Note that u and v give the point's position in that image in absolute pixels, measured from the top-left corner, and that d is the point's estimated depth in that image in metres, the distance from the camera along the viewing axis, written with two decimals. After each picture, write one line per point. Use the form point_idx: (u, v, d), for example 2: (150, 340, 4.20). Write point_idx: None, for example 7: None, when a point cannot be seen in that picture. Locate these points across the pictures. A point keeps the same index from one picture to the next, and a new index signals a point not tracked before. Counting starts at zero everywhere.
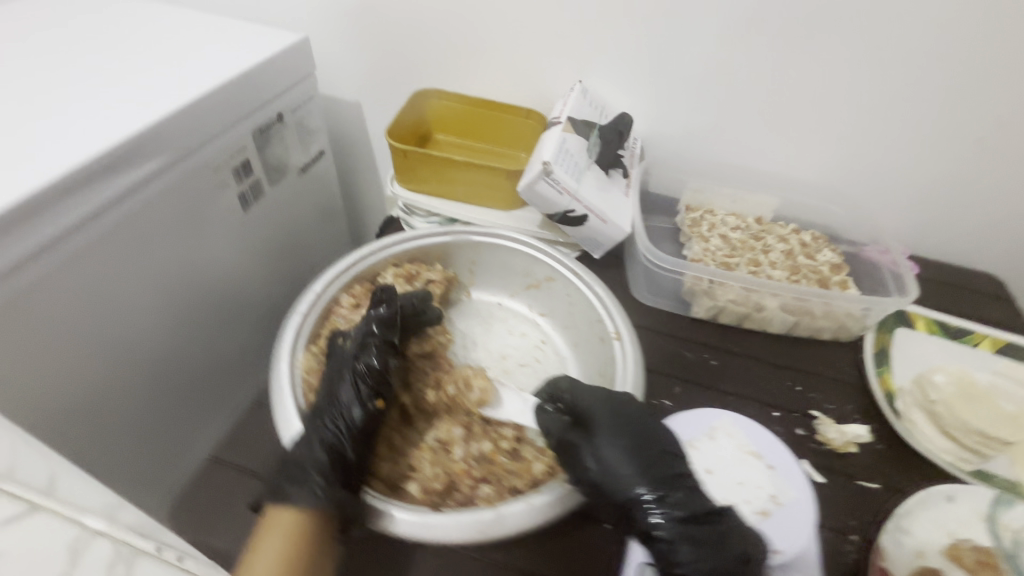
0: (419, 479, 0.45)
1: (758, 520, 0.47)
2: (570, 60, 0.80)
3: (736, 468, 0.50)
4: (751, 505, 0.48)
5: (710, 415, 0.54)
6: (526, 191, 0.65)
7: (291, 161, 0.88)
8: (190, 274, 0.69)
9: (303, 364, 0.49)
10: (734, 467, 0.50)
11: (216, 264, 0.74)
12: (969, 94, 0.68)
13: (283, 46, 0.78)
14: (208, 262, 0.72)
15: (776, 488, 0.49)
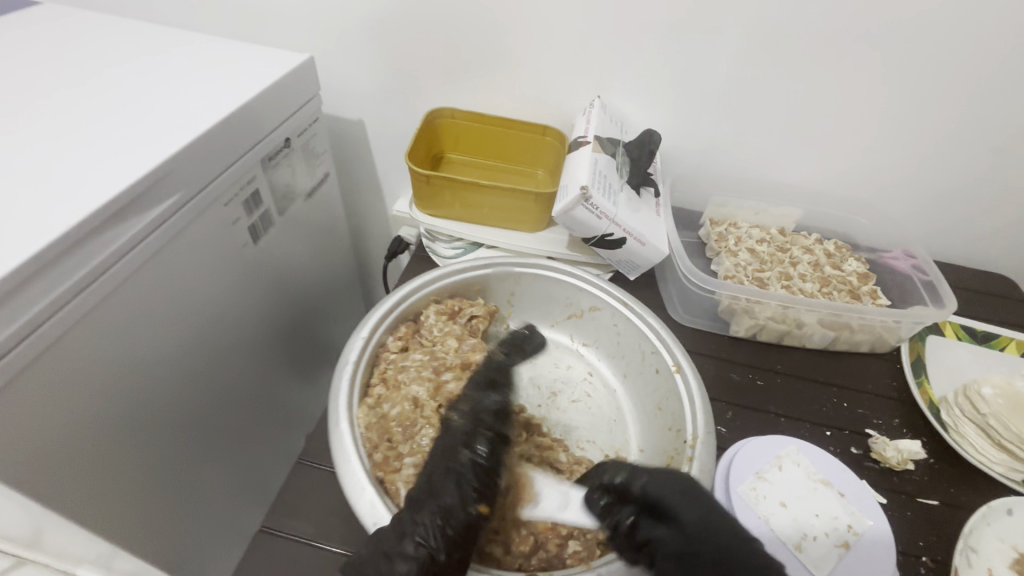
0: (503, 540, 0.43)
1: (841, 554, 0.46)
2: (589, 77, 0.78)
3: (810, 499, 0.49)
4: (831, 537, 0.47)
5: (776, 444, 0.53)
6: (562, 216, 0.63)
7: (298, 187, 0.84)
8: (200, 314, 0.65)
9: (362, 420, 0.45)
10: (808, 498, 0.49)
11: (228, 301, 0.70)
12: (989, 105, 0.69)
13: (289, 68, 0.74)
14: (219, 299, 0.68)
15: (852, 517, 0.48)
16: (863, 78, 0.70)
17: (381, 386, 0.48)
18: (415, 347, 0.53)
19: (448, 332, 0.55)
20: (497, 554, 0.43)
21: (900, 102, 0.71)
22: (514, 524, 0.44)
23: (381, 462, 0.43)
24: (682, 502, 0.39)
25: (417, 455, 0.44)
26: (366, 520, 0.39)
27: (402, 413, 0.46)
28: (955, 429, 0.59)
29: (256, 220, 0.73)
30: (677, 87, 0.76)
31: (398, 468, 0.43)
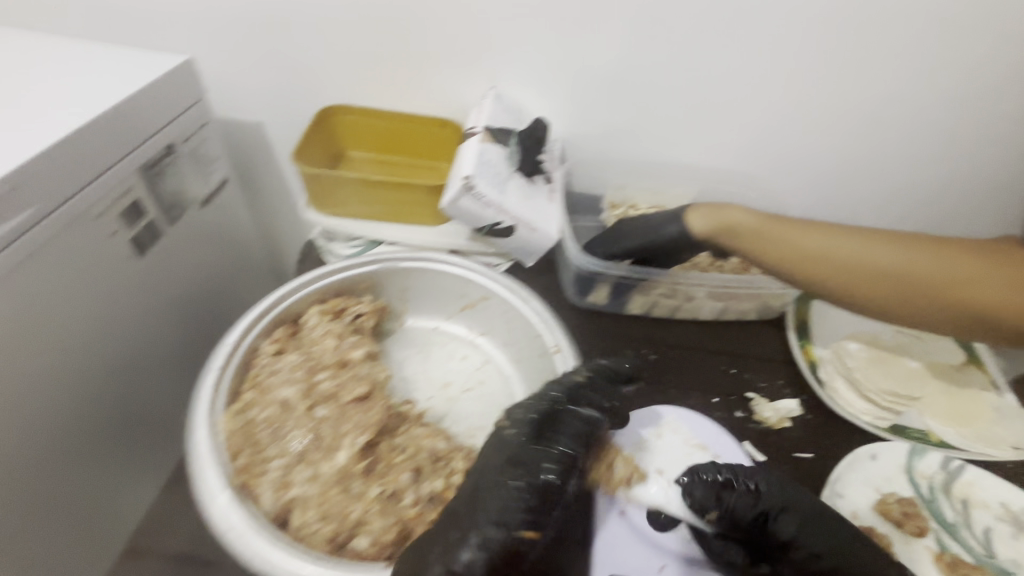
0: (369, 532, 0.40)
1: None
2: (481, 68, 0.79)
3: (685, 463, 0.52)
4: None
5: (658, 413, 0.56)
6: (450, 208, 0.64)
7: (189, 195, 0.81)
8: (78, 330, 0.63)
9: (225, 427, 0.44)
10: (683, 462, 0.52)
11: (113, 314, 0.68)
12: (854, 80, 0.73)
13: (166, 70, 0.70)
14: (100, 312, 0.66)
15: None
16: (738, 58, 0.73)
17: (251, 391, 0.47)
18: (291, 348, 0.52)
19: (328, 331, 0.54)
20: (361, 548, 0.39)
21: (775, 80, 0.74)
22: (379, 514, 0.41)
23: (244, 466, 0.42)
24: (800, 505, 0.47)
25: (285, 457, 0.43)
26: (219, 526, 0.38)
27: (271, 417, 0.46)
28: (828, 385, 0.63)
29: (140, 231, 0.70)
30: (567, 75, 0.77)
31: (263, 472, 0.42)
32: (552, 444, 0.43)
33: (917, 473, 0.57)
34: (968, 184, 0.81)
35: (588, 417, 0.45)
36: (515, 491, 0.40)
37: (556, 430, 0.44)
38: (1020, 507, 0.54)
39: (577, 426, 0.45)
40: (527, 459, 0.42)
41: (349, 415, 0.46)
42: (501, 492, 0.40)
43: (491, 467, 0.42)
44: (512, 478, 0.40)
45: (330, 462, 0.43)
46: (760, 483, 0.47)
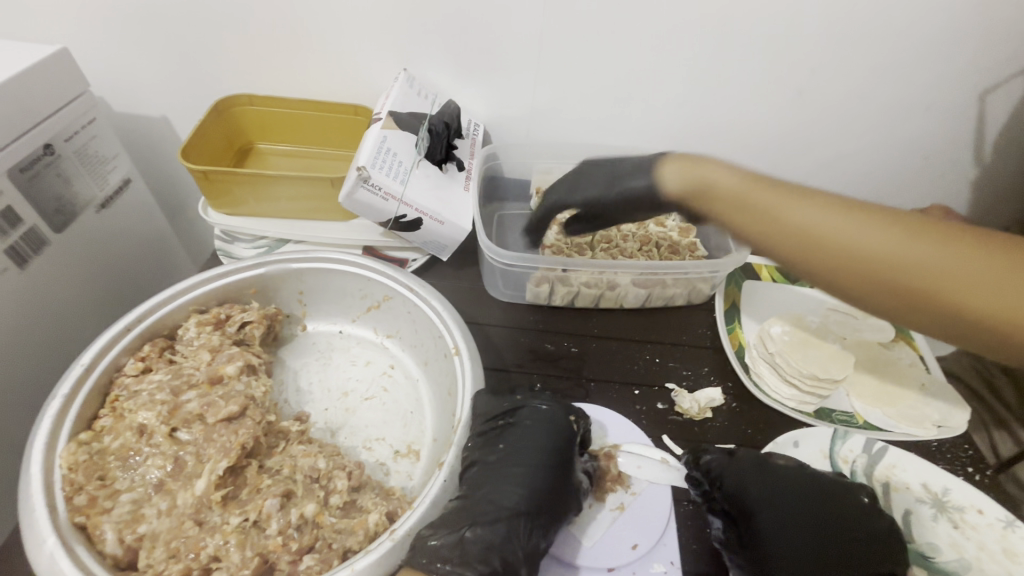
0: (224, 568, 0.37)
1: (615, 516, 0.49)
2: (392, 49, 0.73)
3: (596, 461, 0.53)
4: (609, 501, 0.50)
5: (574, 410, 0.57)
6: (347, 202, 0.59)
7: (81, 198, 0.69)
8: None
9: (64, 462, 0.39)
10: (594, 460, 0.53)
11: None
12: (788, 50, 0.69)
13: (36, 59, 0.60)
14: None
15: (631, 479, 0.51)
16: (667, 29, 0.67)
17: (107, 416, 0.43)
18: (159, 366, 0.47)
19: (204, 344, 0.50)
20: None
21: (707, 53, 0.70)
22: (236, 547, 0.37)
23: (85, 504, 0.37)
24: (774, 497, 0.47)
25: (138, 489, 0.40)
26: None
27: (124, 445, 0.42)
28: (754, 371, 0.62)
29: (18, 240, 0.60)
30: (485, 53, 0.72)
31: (109, 509, 0.38)
32: (517, 448, 0.45)
33: (840, 458, 0.55)
34: (901, 153, 0.79)
35: (557, 417, 0.47)
36: (519, 488, 0.43)
37: (530, 433, 0.46)
38: (941, 488, 0.53)
39: (545, 428, 0.46)
40: (518, 463, 0.44)
41: (215, 437, 0.42)
42: (510, 494, 0.42)
43: (485, 475, 0.44)
44: (480, 495, 0.43)
45: (188, 491, 0.40)
46: (744, 481, 0.48)
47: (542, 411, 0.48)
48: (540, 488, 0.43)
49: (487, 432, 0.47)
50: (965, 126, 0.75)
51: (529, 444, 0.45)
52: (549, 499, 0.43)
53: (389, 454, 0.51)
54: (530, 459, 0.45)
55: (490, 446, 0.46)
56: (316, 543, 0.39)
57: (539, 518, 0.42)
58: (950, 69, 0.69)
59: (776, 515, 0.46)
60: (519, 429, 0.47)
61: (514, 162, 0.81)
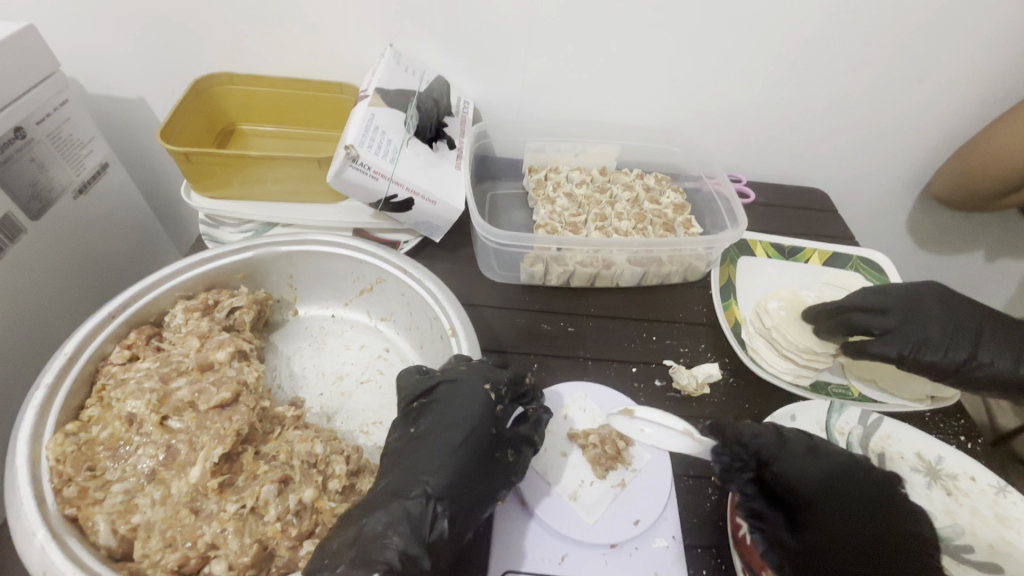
0: (223, 556, 0.36)
1: (616, 493, 0.49)
2: (376, 23, 0.70)
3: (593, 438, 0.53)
4: (609, 479, 0.50)
5: (570, 388, 0.56)
6: (335, 182, 0.57)
7: (57, 184, 0.67)
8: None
9: (51, 453, 0.38)
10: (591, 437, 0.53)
11: None
12: (783, 23, 0.68)
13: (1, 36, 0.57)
14: None
15: (632, 455, 0.51)
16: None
17: (94, 406, 0.42)
18: (147, 354, 0.46)
19: (193, 331, 0.48)
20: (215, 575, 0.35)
21: (702, 25, 0.68)
22: (234, 534, 0.36)
23: (75, 496, 0.36)
24: (835, 495, 0.42)
25: (129, 479, 0.39)
26: (35, 570, 0.33)
27: (114, 435, 0.41)
28: (750, 346, 0.62)
29: None
30: (473, 26, 0.69)
31: (100, 500, 0.37)
32: (432, 429, 0.41)
33: (836, 429, 0.55)
34: (893, 124, 0.79)
35: (476, 390, 0.43)
36: (426, 473, 0.38)
37: (443, 412, 0.42)
38: (935, 456, 0.53)
39: (466, 401, 0.42)
40: (428, 447, 0.40)
41: (208, 425, 0.41)
42: (415, 480, 0.38)
43: (396, 460, 0.40)
44: (390, 478, 0.39)
45: (182, 479, 0.39)
46: (792, 475, 0.43)
47: (459, 385, 0.43)
48: (444, 471, 0.39)
49: (409, 414, 0.44)
50: (957, 96, 0.75)
51: (443, 423, 0.41)
52: (462, 482, 0.39)
53: (387, 438, 0.50)
54: (440, 440, 0.40)
55: (409, 428, 0.43)
56: (316, 528, 0.39)
57: (449, 503, 0.38)
58: (946, 37, 0.69)
59: (832, 505, 0.42)
60: (435, 408, 0.43)
61: (505, 140, 0.79)
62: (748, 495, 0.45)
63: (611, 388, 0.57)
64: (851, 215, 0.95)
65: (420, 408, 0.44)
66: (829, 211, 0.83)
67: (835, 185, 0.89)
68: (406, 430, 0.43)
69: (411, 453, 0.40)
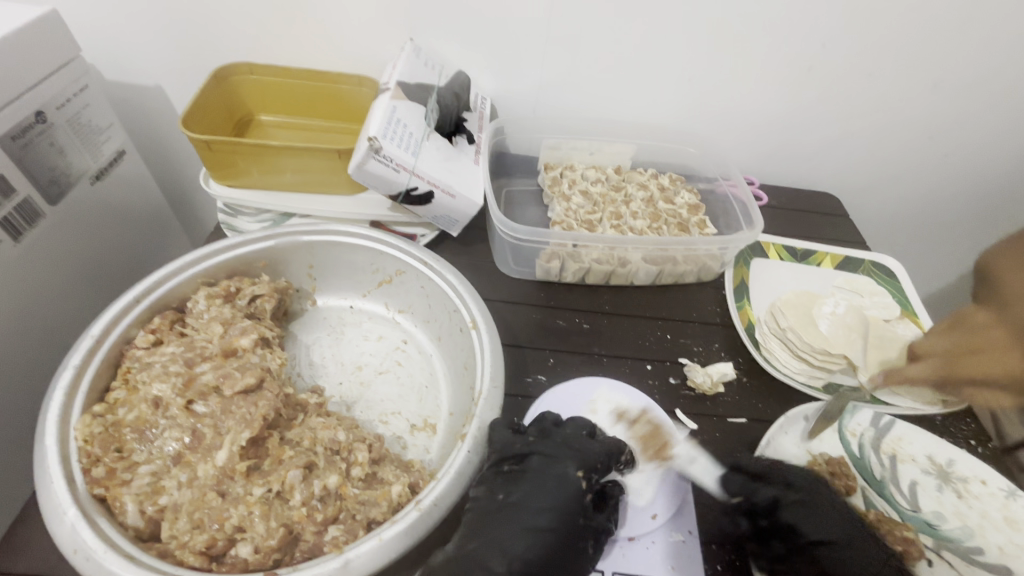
0: (250, 539, 0.36)
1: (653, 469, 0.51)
2: (397, 16, 0.70)
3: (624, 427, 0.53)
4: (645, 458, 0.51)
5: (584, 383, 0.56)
6: (357, 173, 0.57)
7: (75, 169, 0.67)
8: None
9: (79, 434, 0.38)
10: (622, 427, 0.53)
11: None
12: (799, 28, 0.68)
13: (25, 19, 0.57)
14: None
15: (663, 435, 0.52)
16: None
17: (120, 389, 0.43)
18: (171, 339, 0.46)
19: (215, 317, 0.49)
20: (242, 557, 0.36)
21: (722, 25, 0.68)
22: (260, 517, 0.37)
23: (103, 476, 0.37)
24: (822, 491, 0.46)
25: (156, 461, 0.39)
26: (65, 549, 0.33)
27: (140, 417, 0.41)
28: (764, 346, 0.62)
29: (11, 212, 0.57)
30: (493, 21, 0.70)
31: (128, 480, 0.37)
32: (525, 501, 0.41)
33: (848, 431, 0.56)
34: (905, 130, 0.80)
35: (571, 477, 0.43)
36: (513, 551, 0.38)
37: (535, 488, 0.42)
38: (945, 459, 0.54)
39: (557, 484, 0.42)
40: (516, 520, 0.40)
41: (233, 409, 0.42)
42: (501, 555, 0.38)
43: (484, 524, 0.40)
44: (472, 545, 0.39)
45: (208, 462, 0.39)
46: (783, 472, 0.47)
47: (555, 466, 0.43)
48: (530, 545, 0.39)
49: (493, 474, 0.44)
50: (971, 103, 0.76)
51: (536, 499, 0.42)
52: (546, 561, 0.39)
53: (406, 428, 0.50)
54: (534, 518, 0.40)
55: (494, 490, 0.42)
56: (340, 514, 0.39)
57: None
58: (963, 43, 0.69)
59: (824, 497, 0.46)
60: (526, 481, 0.43)
61: (521, 137, 0.79)
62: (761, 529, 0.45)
63: (627, 385, 0.57)
64: (862, 220, 0.96)
65: (507, 474, 0.43)
66: (841, 216, 0.83)
67: (846, 190, 0.90)
68: (493, 490, 0.42)
69: (501, 523, 0.40)
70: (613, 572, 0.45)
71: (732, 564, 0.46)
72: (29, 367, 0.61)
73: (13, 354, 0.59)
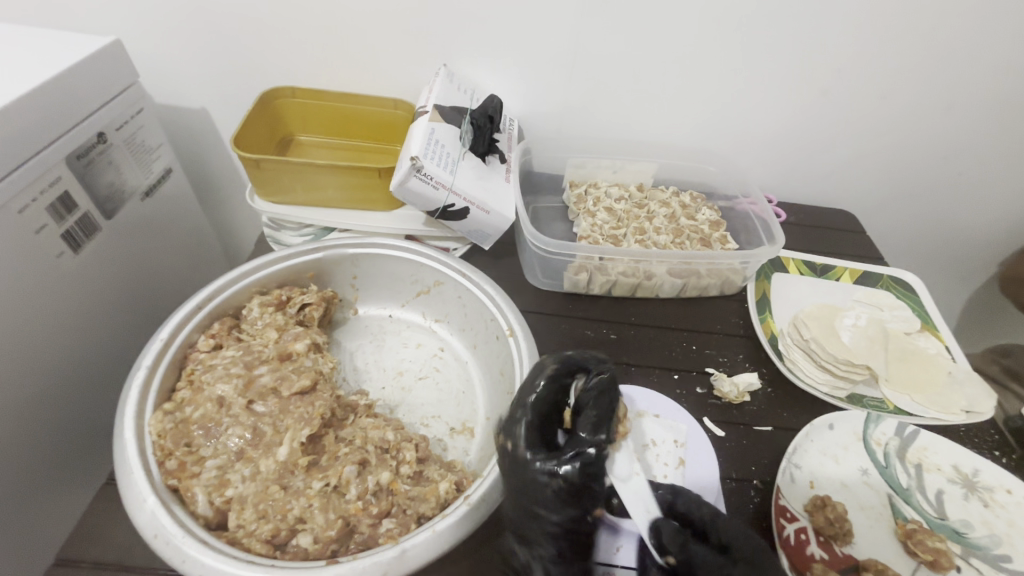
0: (310, 529, 0.39)
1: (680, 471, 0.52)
2: (431, 44, 0.75)
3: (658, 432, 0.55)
4: (670, 462, 0.53)
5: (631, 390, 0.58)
6: (398, 190, 0.61)
7: (128, 186, 0.71)
8: (16, 334, 0.54)
9: (153, 429, 0.41)
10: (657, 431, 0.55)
11: (57, 317, 0.60)
12: (813, 53, 0.72)
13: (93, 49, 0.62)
14: (44, 314, 0.58)
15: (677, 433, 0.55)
16: (705, 25, 0.70)
17: (186, 389, 0.45)
18: (230, 343, 0.50)
19: (270, 324, 0.52)
20: (303, 547, 0.38)
21: (741, 49, 0.72)
22: (320, 509, 0.39)
23: (176, 469, 0.40)
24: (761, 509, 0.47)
25: (221, 456, 0.42)
26: (146, 533, 0.36)
27: (205, 415, 0.44)
28: (787, 357, 0.64)
29: (73, 225, 0.61)
30: (522, 48, 0.74)
31: (197, 473, 0.40)
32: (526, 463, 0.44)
33: (873, 440, 0.57)
34: (920, 149, 0.82)
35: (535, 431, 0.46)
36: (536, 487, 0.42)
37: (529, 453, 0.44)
38: (971, 469, 0.55)
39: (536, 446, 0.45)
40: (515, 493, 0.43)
41: (291, 409, 0.45)
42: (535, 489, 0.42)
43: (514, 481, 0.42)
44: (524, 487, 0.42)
45: (270, 457, 0.42)
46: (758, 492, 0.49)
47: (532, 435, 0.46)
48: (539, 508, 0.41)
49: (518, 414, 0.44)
50: (982, 123, 0.78)
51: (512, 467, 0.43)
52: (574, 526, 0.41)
53: (445, 432, 0.53)
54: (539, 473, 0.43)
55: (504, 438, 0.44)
56: (392, 508, 0.41)
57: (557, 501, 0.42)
58: (973, 66, 0.72)
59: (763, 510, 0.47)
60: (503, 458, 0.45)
61: (547, 156, 0.83)
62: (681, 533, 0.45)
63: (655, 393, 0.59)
64: (879, 236, 0.97)
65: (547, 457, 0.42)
66: (859, 233, 0.86)
67: (863, 207, 0.92)
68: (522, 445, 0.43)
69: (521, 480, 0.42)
70: None
71: None
72: (84, 375, 0.64)
73: (72, 359, 0.62)
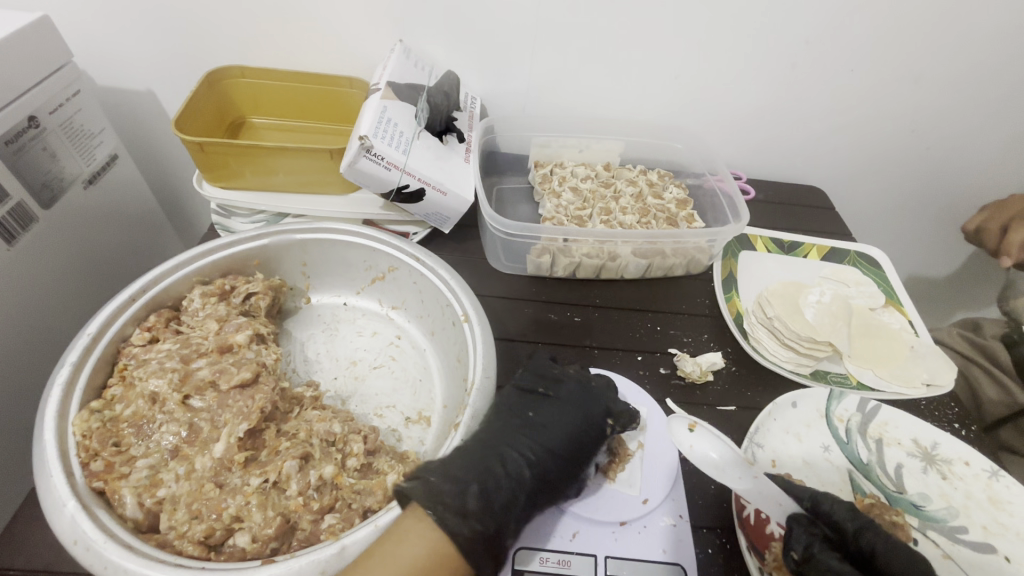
0: (247, 529, 0.37)
1: (637, 449, 0.52)
2: (386, 18, 0.71)
3: None
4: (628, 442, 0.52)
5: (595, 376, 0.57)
6: (349, 171, 0.58)
7: (68, 173, 0.67)
8: None
9: (77, 429, 0.39)
10: None
11: None
12: (781, 24, 0.70)
13: (15, 24, 0.57)
14: None
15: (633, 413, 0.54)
16: None
17: (117, 385, 0.43)
18: (167, 337, 0.47)
19: (211, 315, 0.50)
20: (240, 546, 0.36)
21: (710, 21, 0.69)
22: (258, 507, 0.38)
23: (102, 470, 0.37)
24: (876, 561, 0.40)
25: (153, 455, 0.40)
26: (66, 539, 0.34)
27: (137, 413, 0.42)
28: (752, 336, 0.64)
29: (4, 215, 0.58)
30: (482, 21, 0.71)
31: (125, 474, 0.38)
32: (547, 423, 0.46)
33: (835, 416, 0.57)
34: (889, 122, 0.82)
35: (596, 413, 0.48)
36: (529, 461, 0.43)
37: (556, 410, 0.47)
38: (930, 442, 0.55)
39: (571, 420, 0.47)
40: (542, 431, 0.45)
41: (229, 403, 0.43)
42: (517, 457, 0.43)
43: (512, 435, 0.44)
44: (519, 448, 0.43)
45: (205, 455, 0.40)
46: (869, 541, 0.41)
47: (574, 408, 0.48)
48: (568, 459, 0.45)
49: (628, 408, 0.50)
50: (949, 95, 0.77)
51: (577, 413, 0.47)
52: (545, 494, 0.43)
53: (400, 421, 0.51)
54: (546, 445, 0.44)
55: (586, 403, 0.48)
56: (336, 503, 0.40)
57: (532, 492, 0.42)
58: (944, 35, 0.70)
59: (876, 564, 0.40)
60: (555, 404, 0.48)
61: (511, 135, 0.80)
62: (815, 530, 0.42)
63: (621, 375, 0.58)
64: (849, 212, 0.97)
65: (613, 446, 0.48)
66: (827, 209, 0.85)
67: (832, 183, 0.92)
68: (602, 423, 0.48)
69: (524, 435, 0.45)
70: (605, 557, 0.44)
71: (722, 548, 0.46)
72: (23, 374, 0.61)
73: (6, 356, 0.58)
